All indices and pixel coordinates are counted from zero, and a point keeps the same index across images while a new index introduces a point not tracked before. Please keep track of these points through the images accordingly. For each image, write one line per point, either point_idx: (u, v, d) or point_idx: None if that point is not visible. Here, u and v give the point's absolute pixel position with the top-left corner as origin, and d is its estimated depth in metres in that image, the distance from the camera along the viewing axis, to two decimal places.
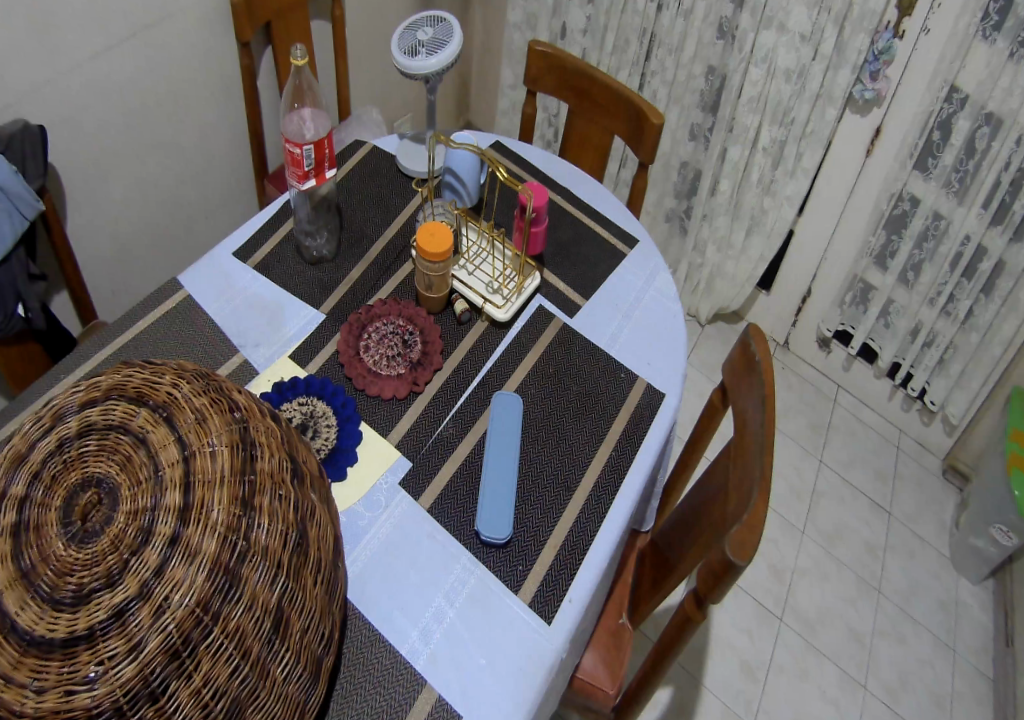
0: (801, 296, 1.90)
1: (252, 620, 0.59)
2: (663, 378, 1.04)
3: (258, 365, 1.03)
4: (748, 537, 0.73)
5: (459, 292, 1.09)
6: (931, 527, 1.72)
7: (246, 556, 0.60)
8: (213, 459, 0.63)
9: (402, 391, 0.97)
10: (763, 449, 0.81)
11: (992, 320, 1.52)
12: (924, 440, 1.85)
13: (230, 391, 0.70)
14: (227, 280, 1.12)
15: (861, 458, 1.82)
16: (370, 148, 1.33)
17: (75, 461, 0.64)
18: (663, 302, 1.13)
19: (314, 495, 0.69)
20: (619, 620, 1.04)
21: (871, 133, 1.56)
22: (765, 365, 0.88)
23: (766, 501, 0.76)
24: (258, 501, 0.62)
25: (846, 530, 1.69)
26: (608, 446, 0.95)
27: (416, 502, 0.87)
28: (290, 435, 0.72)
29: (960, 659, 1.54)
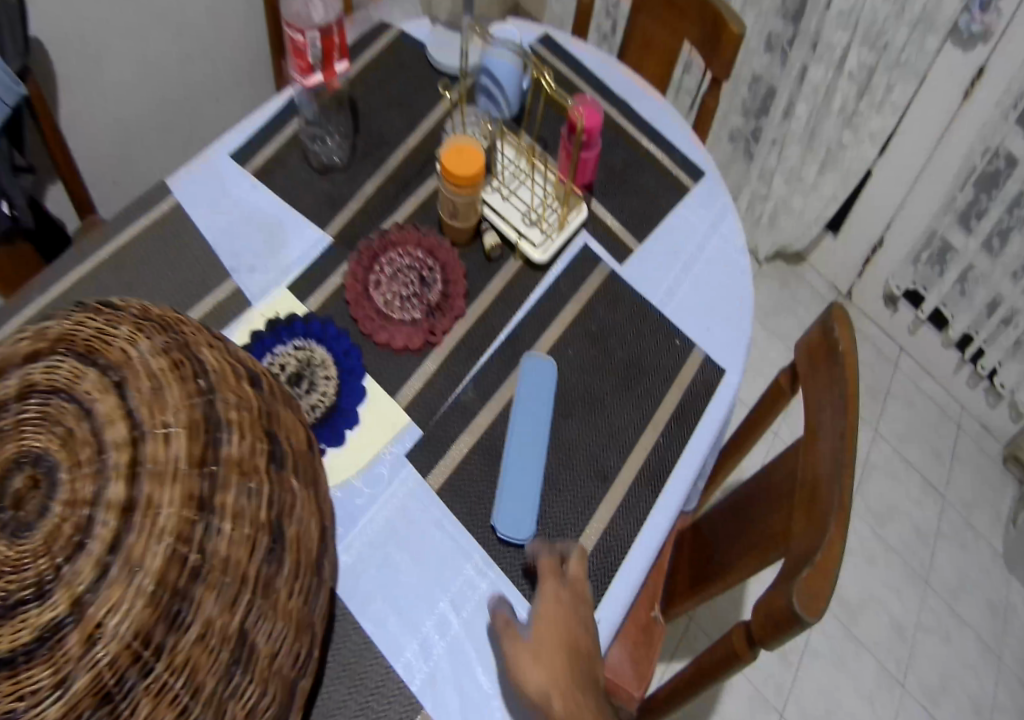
0: (871, 246, 1.71)
1: (206, 653, 0.46)
2: (722, 347, 0.88)
3: (251, 298, 0.88)
4: (819, 586, 0.60)
5: (490, 221, 0.92)
6: (985, 517, 1.60)
7: (201, 573, 0.47)
8: (167, 444, 0.50)
9: (415, 341, 0.82)
10: (843, 468, 0.66)
11: None
12: (986, 422, 1.69)
13: (201, 347, 0.56)
14: (221, 187, 0.95)
15: (917, 433, 1.67)
16: (396, 33, 1.12)
17: (14, 431, 0.51)
18: (727, 253, 0.96)
19: (298, 483, 0.55)
20: (651, 613, 0.93)
21: (972, 75, 1.34)
22: (848, 360, 0.73)
23: (843, 539, 0.62)
24: (221, 499, 0.49)
25: (896, 512, 1.57)
26: (655, 430, 0.81)
27: (424, 479, 0.74)
28: (273, 405, 0.58)
29: (1005, 668, 1.45)
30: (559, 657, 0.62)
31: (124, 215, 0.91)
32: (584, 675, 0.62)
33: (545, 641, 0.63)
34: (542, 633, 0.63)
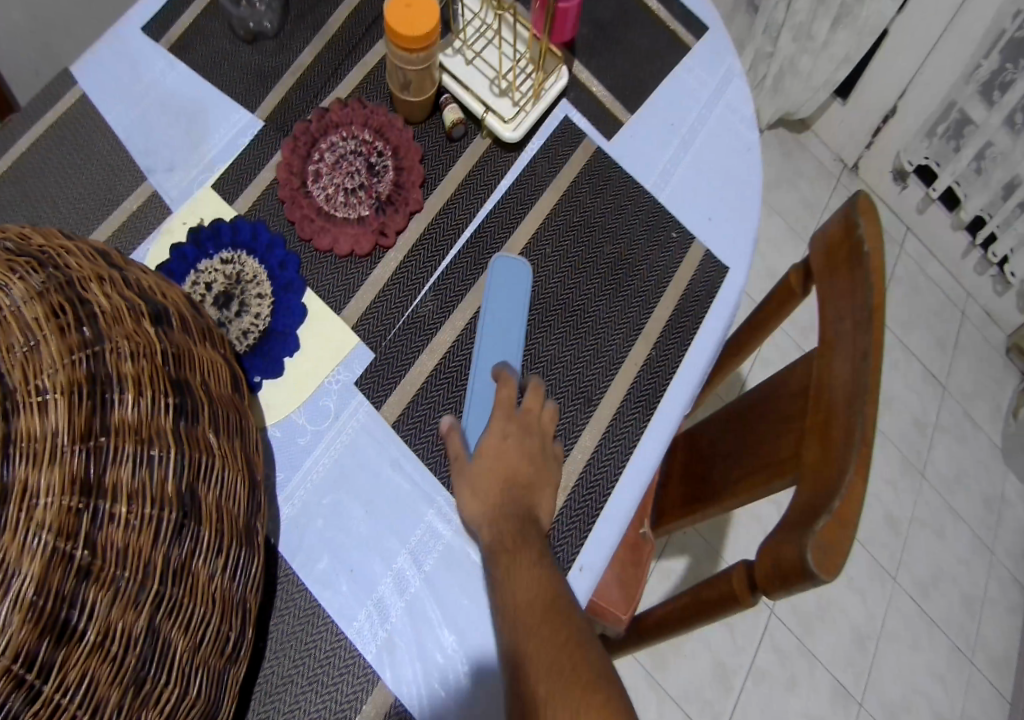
0: (883, 115, 1.54)
1: (106, 660, 0.39)
2: (725, 241, 0.76)
3: (172, 202, 0.74)
4: (836, 540, 0.53)
5: (451, 93, 0.75)
6: (985, 410, 1.53)
7: (93, 570, 0.39)
8: (42, 416, 0.40)
9: (364, 245, 0.69)
10: (866, 397, 0.57)
11: None
12: (992, 311, 1.60)
13: (87, 284, 0.44)
14: (132, 71, 0.78)
15: (923, 319, 1.57)
16: None
17: None
18: (735, 125, 0.80)
19: (216, 441, 0.47)
20: (639, 531, 0.84)
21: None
22: (875, 265, 0.62)
23: (865, 483, 0.54)
24: (115, 478, 0.40)
25: (895, 402, 1.49)
26: (646, 343, 0.71)
27: (377, 411, 0.64)
28: (184, 350, 0.48)
29: (996, 561, 1.43)
30: (495, 489, 0.61)
31: (24, 114, 0.76)
32: (519, 506, 0.61)
33: (482, 472, 0.62)
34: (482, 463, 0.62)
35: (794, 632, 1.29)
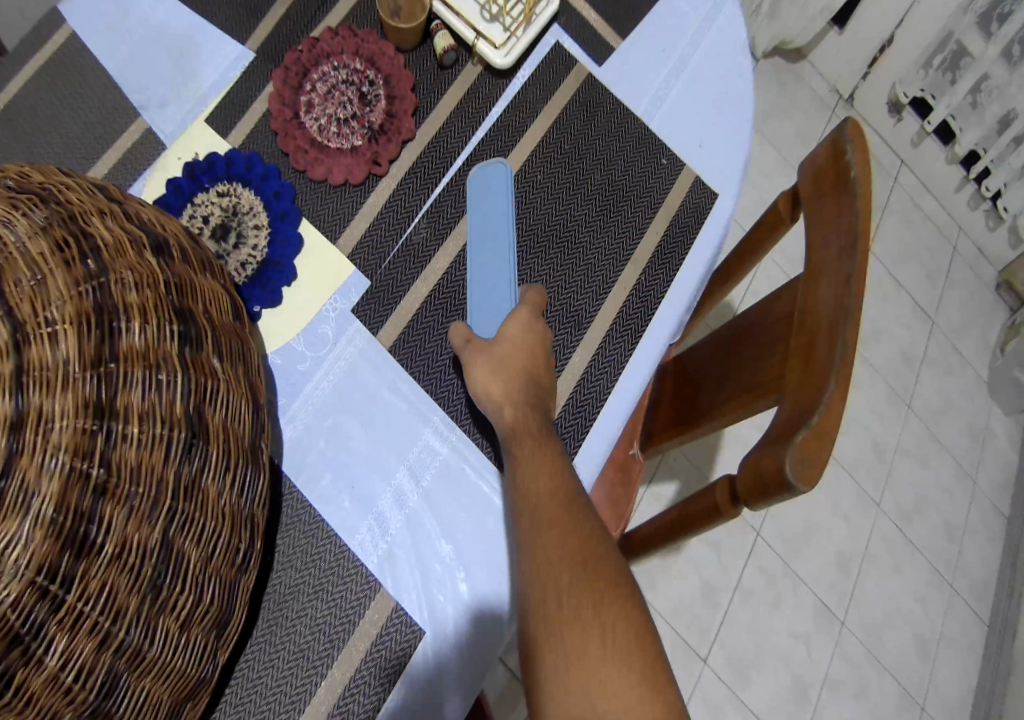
0: (879, 45, 1.50)
1: (124, 572, 0.41)
2: (716, 167, 0.77)
3: (165, 136, 0.75)
4: (816, 451, 0.55)
5: (440, 18, 0.74)
6: (973, 344, 1.56)
7: (108, 487, 0.40)
8: (51, 344, 0.41)
9: (358, 174, 0.70)
10: (850, 318, 0.58)
11: None
12: (983, 246, 1.62)
13: (88, 218, 0.45)
14: (118, 5, 0.77)
15: (915, 253, 1.58)
16: None
17: None
18: (728, 49, 0.80)
19: (220, 367, 0.48)
20: (629, 449, 0.87)
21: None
22: (863, 186, 0.63)
23: (846, 398, 0.55)
24: (125, 402, 0.42)
25: (885, 333, 1.50)
26: (636, 268, 0.73)
27: (374, 337, 0.66)
28: (185, 280, 0.49)
29: (978, 490, 1.48)
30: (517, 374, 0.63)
31: (14, 54, 0.76)
32: (535, 396, 0.63)
33: (506, 356, 0.62)
34: (505, 346, 0.63)
35: (779, 554, 1.33)
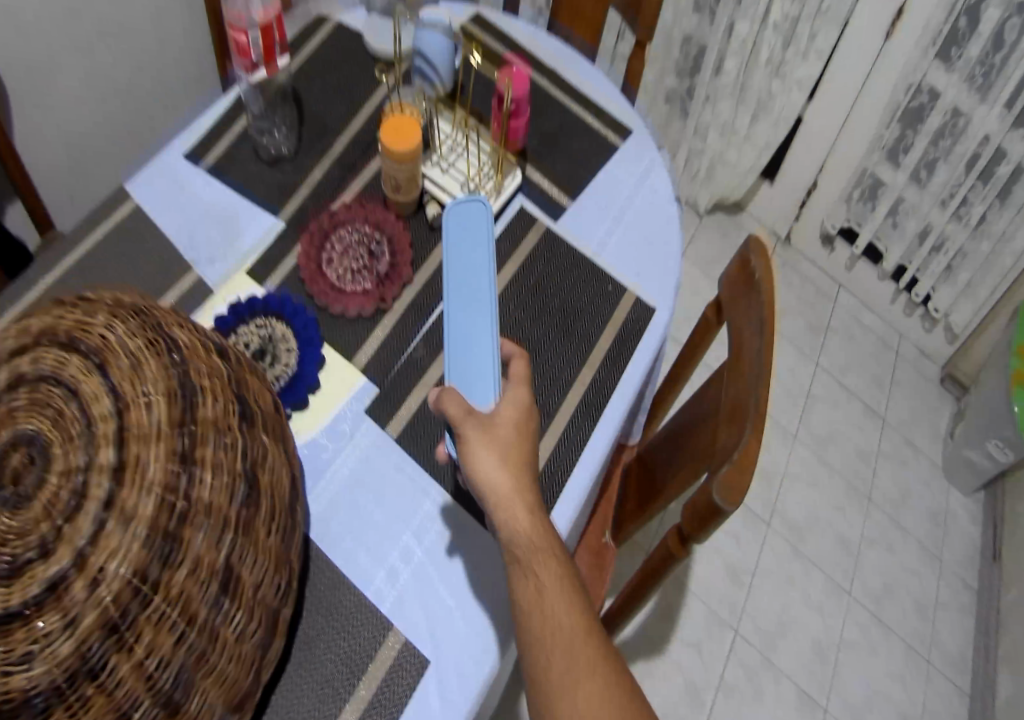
0: (805, 189, 1.86)
1: (198, 583, 0.53)
2: (656, 288, 0.98)
3: (212, 281, 0.94)
4: (739, 479, 0.68)
5: (431, 192, 0.98)
6: (926, 433, 1.73)
7: (187, 515, 0.54)
8: (147, 411, 0.56)
9: (368, 308, 0.89)
10: (761, 376, 0.74)
11: (1006, 228, 1.48)
12: (924, 348, 1.84)
13: (172, 326, 0.62)
14: (178, 186, 1.00)
15: (858, 363, 1.81)
16: (332, 25, 1.17)
17: (5, 419, 0.58)
18: (657, 202, 1.05)
19: (266, 437, 0.63)
20: (602, 538, 1.03)
21: (893, 13, 1.46)
22: (766, 281, 0.81)
23: (760, 438, 0.70)
24: (200, 453, 0.56)
25: (837, 435, 1.69)
26: (592, 367, 0.90)
27: (383, 431, 0.82)
28: (239, 371, 0.65)
29: (945, 568, 1.58)
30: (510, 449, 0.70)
31: (87, 223, 0.96)
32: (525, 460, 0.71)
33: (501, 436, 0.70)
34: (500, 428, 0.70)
35: (756, 647, 1.45)
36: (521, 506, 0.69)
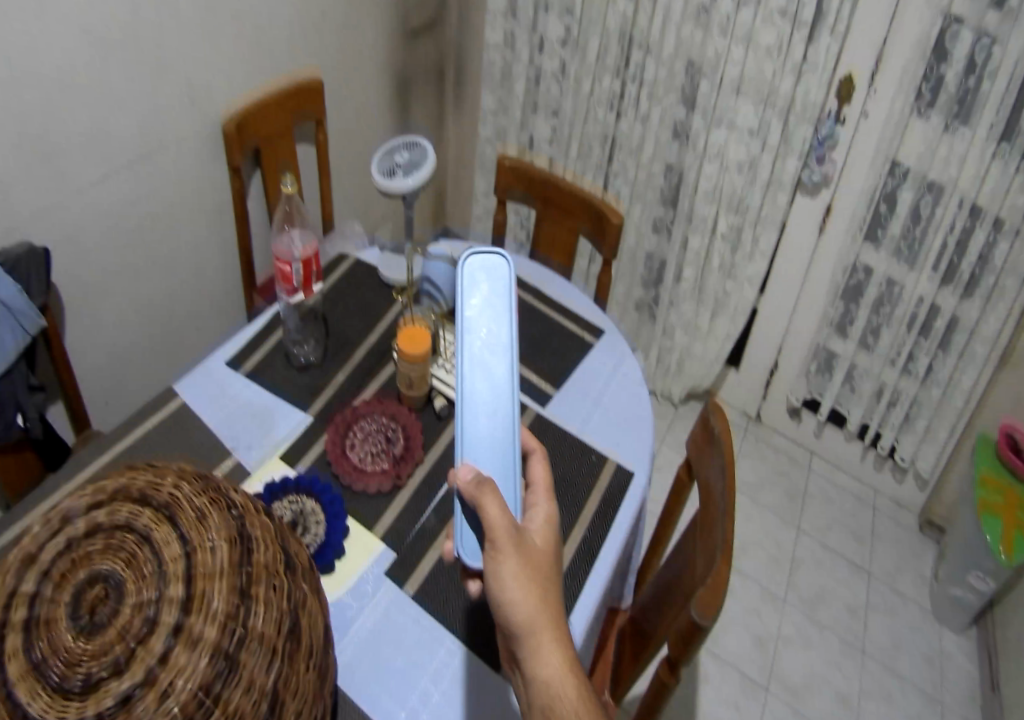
0: (768, 371, 2.12)
1: (249, 703, 0.61)
2: (632, 456, 1.17)
3: (250, 466, 1.09)
4: (713, 597, 0.82)
5: (438, 389, 1.19)
6: (910, 580, 1.89)
7: (244, 641, 0.62)
8: (212, 555, 0.66)
9: (387, 485, 1.05)
10: (726, 512, 0.90)
11: (950, 374, 1.73)
12: (899, 498, 2.05)
13: (231, 490, 0.73)
14: (222, 388, 1.20)
15: (838, 522, 2.00)
16: (353, 260, 1.46)
17: (82, 559, 0.67)
18: (628, 387, 1.28)
19: (306, 584, 0.72)
20: (603, 696, 1.11)
21: (823, 211, 1.80)
22: (725, 438, 0.99)
23: (728, 563, 0.84)
24: (255, 590, 0.65)
25: (826, 593, 1.84)
26: (582, 526, 1.06)
27: (401, 589, 0.93)
28: (283, 529, 0.75)
29: (948, 707, 1.67)
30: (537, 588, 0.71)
31: (140, 416, 1.13)
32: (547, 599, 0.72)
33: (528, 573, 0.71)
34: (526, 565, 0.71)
35: None
36: (546, 630, 0.69)
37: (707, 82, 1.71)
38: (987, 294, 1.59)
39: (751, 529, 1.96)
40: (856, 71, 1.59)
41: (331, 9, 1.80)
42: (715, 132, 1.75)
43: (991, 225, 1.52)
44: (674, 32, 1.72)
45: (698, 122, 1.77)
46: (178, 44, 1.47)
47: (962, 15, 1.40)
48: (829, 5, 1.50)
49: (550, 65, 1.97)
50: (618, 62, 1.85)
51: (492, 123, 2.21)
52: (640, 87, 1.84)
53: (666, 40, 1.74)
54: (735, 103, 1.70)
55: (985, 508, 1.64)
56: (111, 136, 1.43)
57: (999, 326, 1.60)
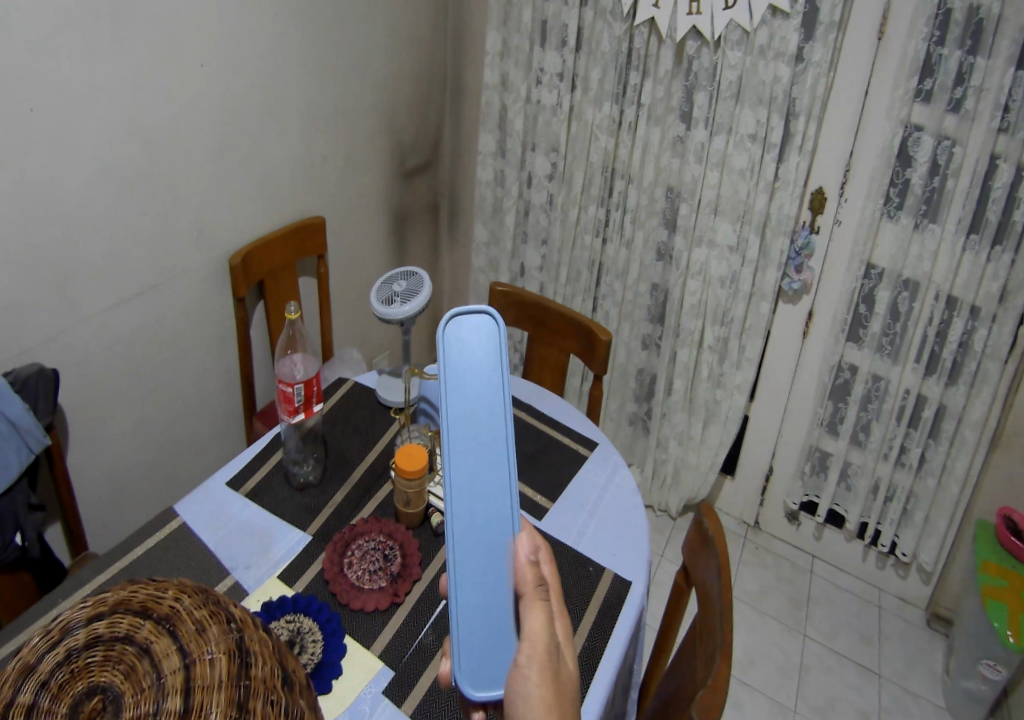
0: (765, 477, 2.15)
1: None
2: (628, 566, 1.18)
3: (248, 586, 1.10)
4: (713, 701, 0.85)
5: (435, 505, 1.21)
6: (924, 680, 1.86)
7: None
8: (210, 666, 0.64)
9: (384, 602, 1.06)
10: (723, 615, 0.94)
11: (943, 462, 1.77)
12: (904, 595, 2.04)
13: (229, 603, 0.71)
14: (221, 508, 1.22)
15: (844, 626, 1.98)
16: (352, 383, 1.53)
17: (81, 671, 0.66)
18: (622, 497, 1.31)
19: (304, 702, 0.67)
20: None
21: (805, 317, 1.89)
22: (718, 541, 1.04)
23: (727, 667, 0.88)
24: (252, 704, 0.61)
25: (839, 701, 1.80)
26: (580, 637, 1.06)
27: (399, 708, 0.94)
28: (281, 644, 0.71)
29: None
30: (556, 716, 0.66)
31: (139, 535, 1.15)
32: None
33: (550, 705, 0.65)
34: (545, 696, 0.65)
35: None
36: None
37: (686, 205, 1.86)
38: (971, 380, 1.65)
39: (758, 637, 1.94)
40: (826, 185, 1.74)
41: (334, 155, 1.98)
42: (697, 251, 1.88)
43: (969, 314, 1.61)
44: (653, 161, 1.89)
45: (681, 242, 1.91)
46: (191, 185, 1.61)
47: (922, 123, 1.55)
48: (796, 125, 1.66)
49: (538, 198, 2.14)
50: (602, 192, 2.02)
51: (485, 254, 2.37)
52: (624, 213, 2.00)
53: (645, 169, 1.91)
54: (714, 221, 1.84)
55: (988, 596, 1.63)
56: (122, 268, 1.53)
57: (985, 411, 1.66)
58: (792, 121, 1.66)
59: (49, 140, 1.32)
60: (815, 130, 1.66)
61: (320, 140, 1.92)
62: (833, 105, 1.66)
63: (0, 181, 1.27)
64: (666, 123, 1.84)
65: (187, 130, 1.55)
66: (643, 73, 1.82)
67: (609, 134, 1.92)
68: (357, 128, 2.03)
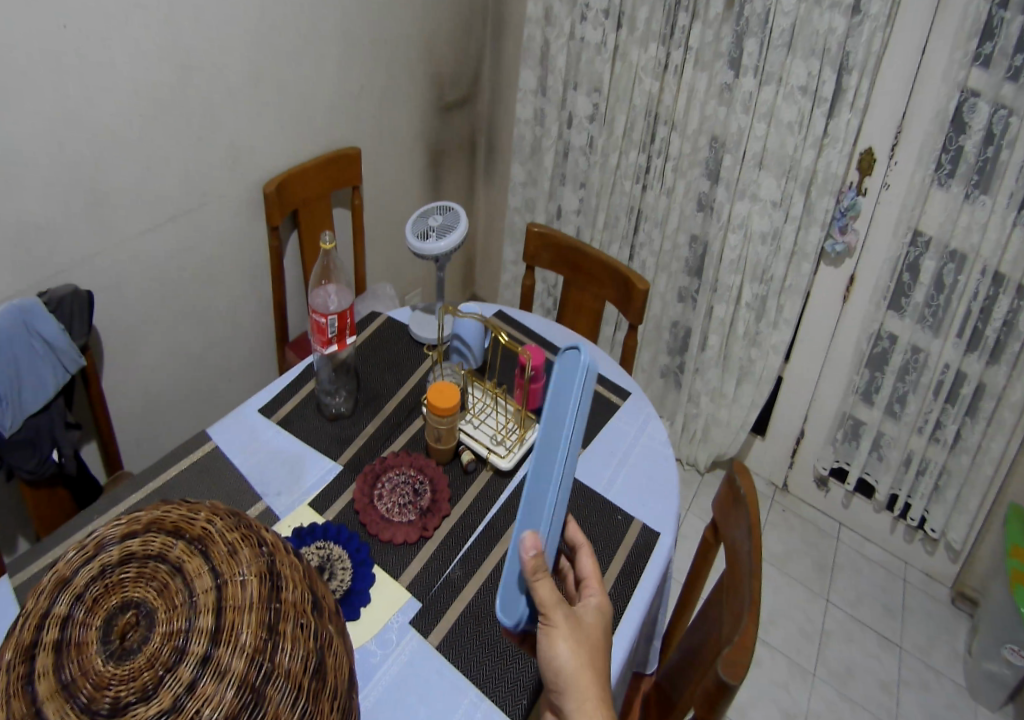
0: (794, 440, 2.12)
1: None
2: (657, 520, 1.16)
3: (280, 512, 1.11)
4: (738, 657, 0.84)
5: (465, 444, 1.21)
6: (944, 655, 1.86)
7: (271, 676, 0.60)
8: (242, 587, 0.63)
9: (413, 536, 1.06)
10: (753, 574, 0.92)
11: (979, 441, 1.72)
12: (930, 570, 2.02)
13: (261, 527, 0.70)
14: (253, 434, 1.23)
15: (867, 595, 1.98)
16: (384, 318, 1.50)
17: (115, 585, 0.65)
18: (652, 450, 1.29)
19: (332, 625, 0.68)
20: None
21: (847, 281, 1.82)
22: (749, 499, 1.01)
23: (755, 624, 0.86)
24: (283, 626, 0.62)
25: (857, 669, 1.81)
26: (607, 586, 1.05)
27: (425, 638, 0.95)
28: (310, 570, 0.71)
29: None
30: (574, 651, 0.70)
31: (172, 456, 1.16)
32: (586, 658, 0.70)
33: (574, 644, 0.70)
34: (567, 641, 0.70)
35: None
36: (592, 693, 0.69)
37: (731, 156, 1.77)
38: (1014, 361, 1.59)
39: (778, 600, 1.94)
40: (877, 145, 1.64)
41: (369, 85, 1.91)
42: (739, 203, 1.80)
43: (1015, 291, 1.54)
44: (698, 108, 1.80)
45: (722, 194, 1.83)
46: (226, 111, 1.57)
47: (979, 89, 1.45)
48: (850, 81, 1.55)
49: (577, 140, 2.06)
50: (644, 137, 1.93)
51: (520, 193, 2.30)
52: (666, 161, 1.92)
53: (689, 117, 1.82)
54: (758, 175, 1.75)
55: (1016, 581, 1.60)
56: (158, 191, 1.51)
57: None
58: (845, 75, 1.56)
59: (82, 58, 1.28)
60: (869, 86, 1.56)
61: (354, 67, 1.84)
62: (889, 61, 1.55)
63: (36, 98, 1.24)
64: (714, 69, 1.75)
65: (220, 53, 1.50)
66: (692, 13, 1.71)
67: (654, 77, 1.83)
68: (393, 58, 1.95)
